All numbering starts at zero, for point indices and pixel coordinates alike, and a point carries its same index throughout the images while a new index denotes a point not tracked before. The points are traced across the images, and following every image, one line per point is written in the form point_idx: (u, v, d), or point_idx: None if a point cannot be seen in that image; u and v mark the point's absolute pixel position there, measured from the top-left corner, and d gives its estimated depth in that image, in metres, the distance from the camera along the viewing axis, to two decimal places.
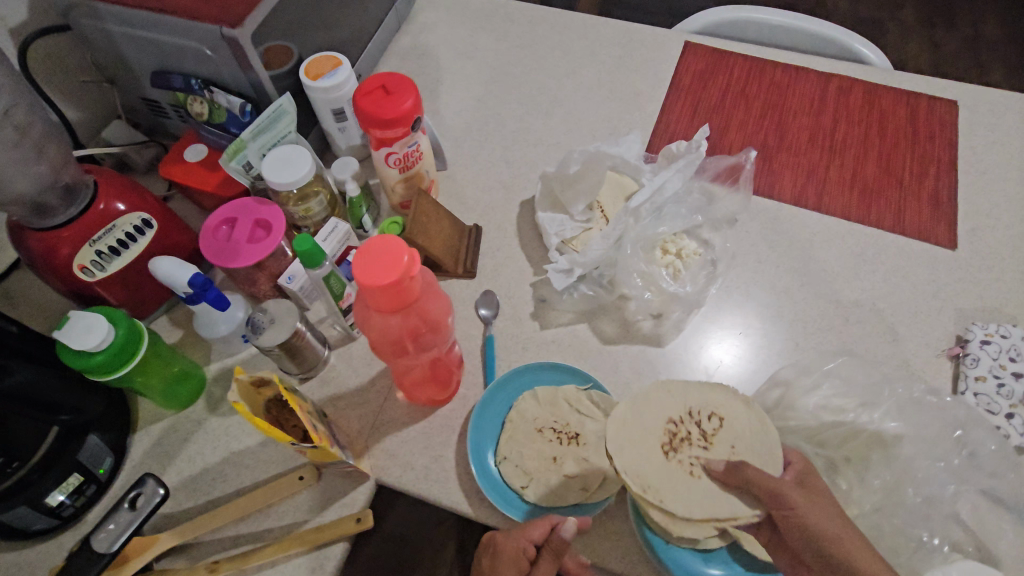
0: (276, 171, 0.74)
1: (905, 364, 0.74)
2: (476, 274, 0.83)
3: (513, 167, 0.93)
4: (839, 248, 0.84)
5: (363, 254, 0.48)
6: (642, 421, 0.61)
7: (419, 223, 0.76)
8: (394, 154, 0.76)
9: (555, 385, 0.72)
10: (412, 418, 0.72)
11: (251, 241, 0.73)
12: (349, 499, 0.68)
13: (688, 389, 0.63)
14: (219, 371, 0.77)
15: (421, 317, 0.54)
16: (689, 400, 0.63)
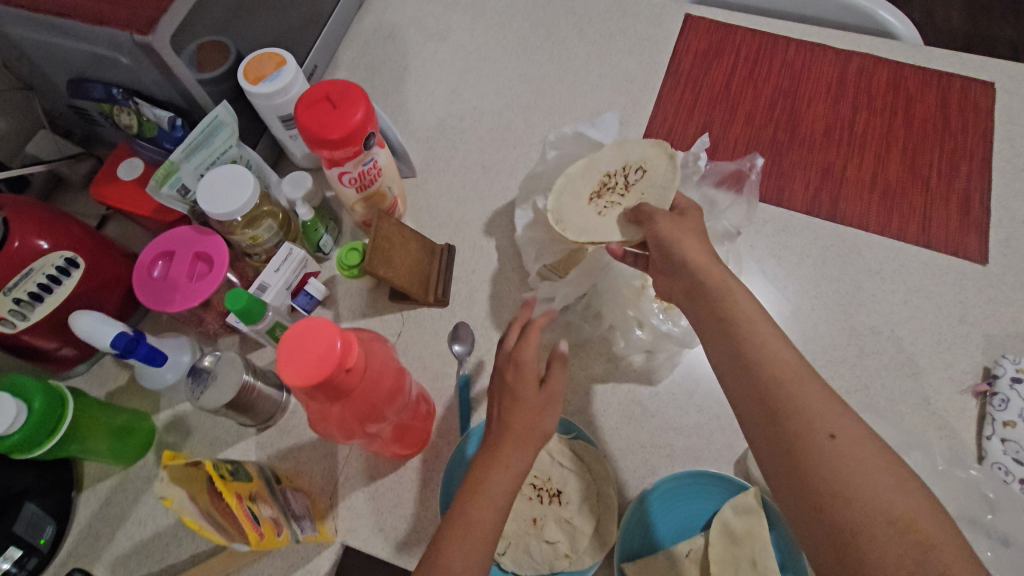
0: (213, 198, 0.65)
1: (924, 403, 0.67)
2: (449, 301, 0.75)
3: (491, 175, 0.84)
4: (855, 265, 0.75)
5: (286, 347, 0.40)
6: (578, 180, 0.68)
7: (381, 250, 0.67)
8: (348, 174, 0.66)
9: None
10: (380, 472, 0.66)
11: (191, 279, 0.65)
12: (313, 565, 0.62)
13: (632, 144, 0.67)
14: (169, 419, 0.70)
15: (370, 399, 0.46)
16: (627, 155, 0.67)
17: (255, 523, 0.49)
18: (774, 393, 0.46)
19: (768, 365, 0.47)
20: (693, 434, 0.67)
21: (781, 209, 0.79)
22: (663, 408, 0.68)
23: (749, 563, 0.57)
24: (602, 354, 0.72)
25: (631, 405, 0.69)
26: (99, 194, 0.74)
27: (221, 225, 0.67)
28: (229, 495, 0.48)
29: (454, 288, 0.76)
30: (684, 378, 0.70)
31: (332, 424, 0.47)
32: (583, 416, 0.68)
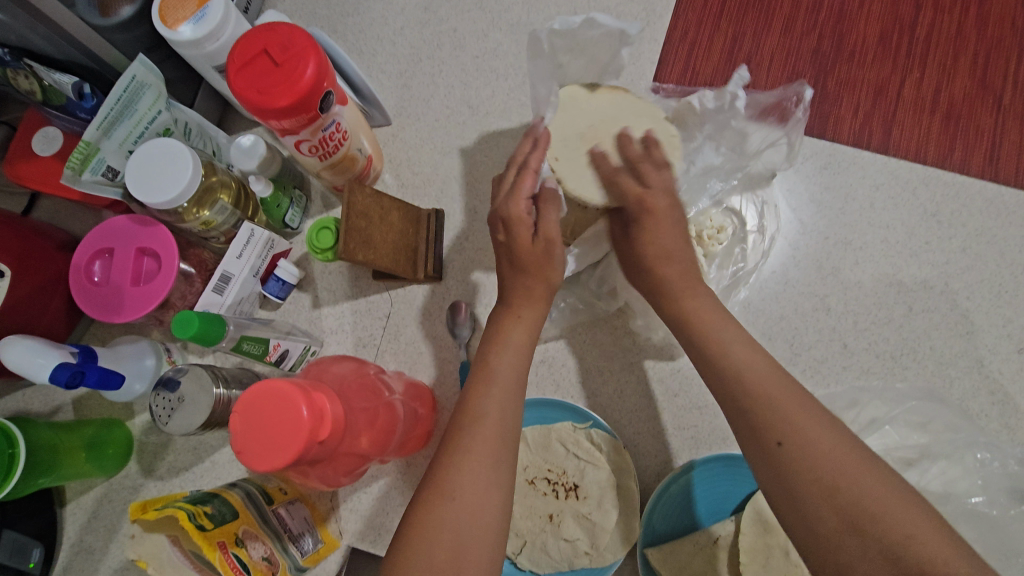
0: (146, 184, 0.53)
1: (977, 365, 0.60)
2: (442, 275, 0.66)
3: (480, 116, 0.71)
4: (908, 206, 0.65)
5: (245, 419, 0.33)
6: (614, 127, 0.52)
7: (357, 232, 0.57)
8: (307, 143, 0.54)
9: (546, 423, 0.61)
10: (381, 470, 0.61)
11: (138, 283, 0.56)
12: (320, 568, 0.59)
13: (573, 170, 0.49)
14: (147, 424, 0.64)
15: (355, 449, 0.40)
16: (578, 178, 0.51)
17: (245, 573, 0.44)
18: (750, 419, 0.41)
19: (752, 389, 0.42)
20: (718, 413, 0.61)
21: (826, 142, 0.67)
22: (685, 385, 0.62)
23: (781, 552, 0.54)
24: (616, 327, 0.64)
25: (650, 384, 0.62)
26: (16, 174, 0.62)
27: (168, 214, 0.57)
28: (210, 550, 0.42)
29: (445, 258, 0.67)
30: None
31: (315, 477, 0.41)
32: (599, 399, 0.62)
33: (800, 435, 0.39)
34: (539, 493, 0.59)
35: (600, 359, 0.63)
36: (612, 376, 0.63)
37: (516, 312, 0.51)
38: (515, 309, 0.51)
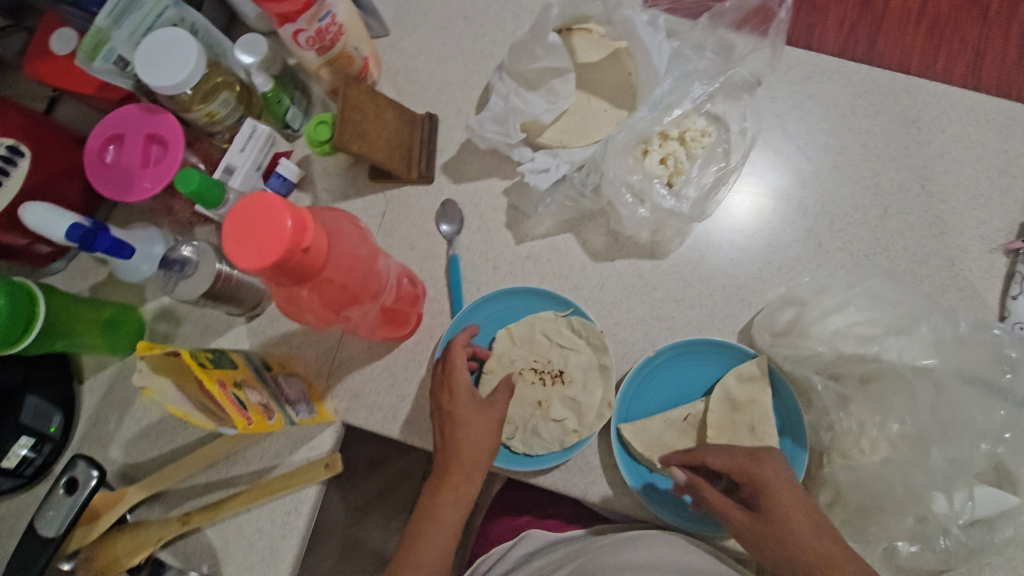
0: (151, 67, 0.56)
1: (948, 264, 0.62)
2: (435, 177, 0.69)
3: (475, 27, 0.73)
4: (888, 113, 0.66)
5: (233, 229, 0.35)
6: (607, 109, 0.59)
7: (352, 124, 0.60)
8: (306, 33, 0.57)
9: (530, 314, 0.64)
10: (374, 354, 0.65)
11: (146, 166, 0.60)
12: (316, 443, 0.63)
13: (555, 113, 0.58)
14: (158, 310, 0.68)
15: (342, 283, 0.43)
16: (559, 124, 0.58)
17: (241, 409, 0.48)
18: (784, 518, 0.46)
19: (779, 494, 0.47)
20: (695, 306, 0.63)
21: (810, 52, 0.68)
22: (666, 281, 0.64)
23: (746, 428, 0.56)
24: (600, 226, 0.66)
25: (631, 280, 0.65)
26: (34, 72, 0.64)
27: (172, 101, 0.60)
28: (209, 382, 0.46)
29: (439, 161, 0.70)
30: (690, 250, 0.65)
31: (307, 312, 0.44)
32: (581, 292, 0.65)
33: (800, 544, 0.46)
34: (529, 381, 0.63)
35: (585, 257, 0.66)
36: (596, 273, 0.65)
37: (445, 394, 0.55)
38: (441, 387, 0.56)
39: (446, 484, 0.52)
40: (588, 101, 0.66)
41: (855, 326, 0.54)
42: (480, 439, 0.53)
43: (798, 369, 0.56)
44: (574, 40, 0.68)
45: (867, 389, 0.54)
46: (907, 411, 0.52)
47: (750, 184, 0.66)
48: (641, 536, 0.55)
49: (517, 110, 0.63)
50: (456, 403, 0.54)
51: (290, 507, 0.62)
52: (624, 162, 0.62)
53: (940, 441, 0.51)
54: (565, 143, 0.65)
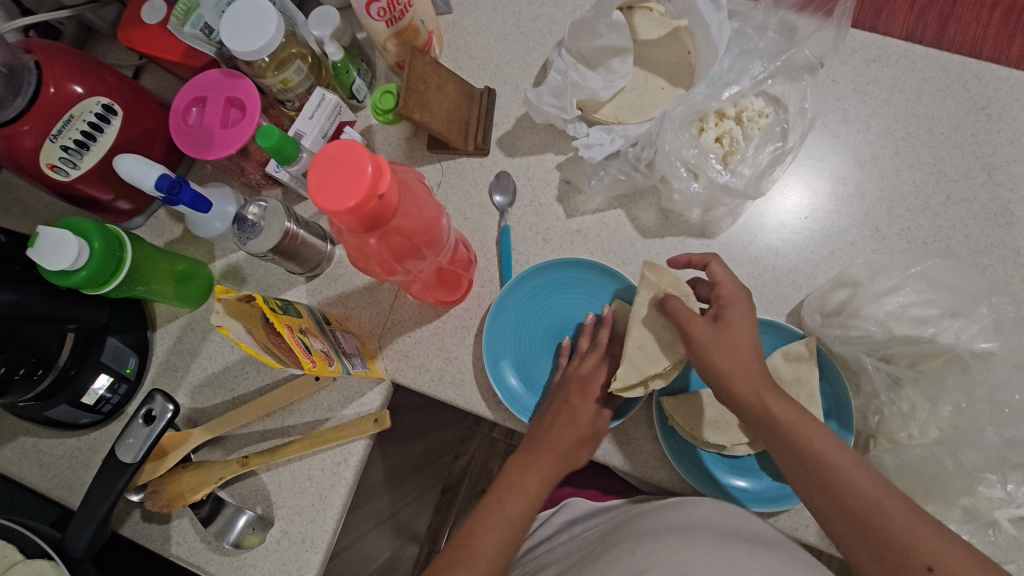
0: (234, 33, 0.60)
1: (1013, 255, 0.60)
2: (490, 150, 0.71)
3: (535, 6, 0.75)
4: (956, 99, 0.65)
5: (316, 173, 0.38)
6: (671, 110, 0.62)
7: (415, 93, 0.63)
8: (377, 4, 0.61)
9: (572, 283, 0.65)
10: (425, 317, 0.67)
11: (225, 127, 0.64)
12: (367, 398, 0.66)
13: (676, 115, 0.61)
14: (225, 268, 0.73)
15: (405, 233, 0.46)
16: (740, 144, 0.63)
17: (307, 352, 0.52)
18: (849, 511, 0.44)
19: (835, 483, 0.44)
20: (744, 285, 0.63)
21: (876, 35, 0.67)
22: (715, 260, 0.65)
23: None
24: (650, 203, 0.67)
25: (680, 258, 0.65)
26: (127, 39, 0.68)
27: (250, 67, 0.64)
28: (280, 326, 0.50)
29: (495, 135, 0.72)
30: (742, 230, 0.65)
31: (376, 262, 0.48)
32: (629, 267, 0.66)
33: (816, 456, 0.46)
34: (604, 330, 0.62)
35: (634, 233, 0.66)
36: (645, 248, 0.66)
37: (577, 394, 0.59)
38: (575, 385, 0.60)
39: (536, 463, 0.56)
40: (645, 79, 0.67)
41: (909, 308, 0.53)
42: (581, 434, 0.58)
43: (848, 349, 0.56)
44: (635, 18, 0.69)
45: (919, 374, 0.53)
46: (959, 398, 0.52)
47: (806, 169, 0.66)
48: (697, 499, 0.55)
49: (576, 84, 0.64)
50: (582, 402, 0.59)
51: (340, 457, 0.65)
52: (681, 136, 0.62)
53: (995, 434, 0.50)
54: (620, 120, 0.66)
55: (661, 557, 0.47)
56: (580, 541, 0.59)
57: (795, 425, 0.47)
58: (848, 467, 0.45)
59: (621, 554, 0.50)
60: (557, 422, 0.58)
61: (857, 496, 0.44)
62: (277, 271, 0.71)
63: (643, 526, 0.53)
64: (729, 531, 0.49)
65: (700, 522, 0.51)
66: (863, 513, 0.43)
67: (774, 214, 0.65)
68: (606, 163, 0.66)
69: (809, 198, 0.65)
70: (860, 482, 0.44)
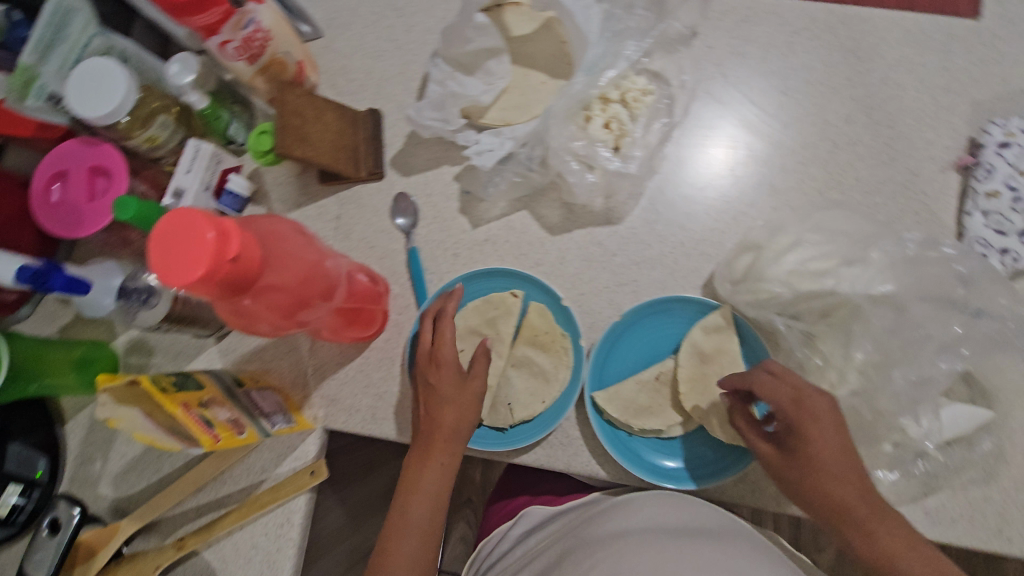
0: (83, 99, 0.56)
1: (902, 190, 0.62)
2: (385, 173, 0.69)
3: (407, 18, 0.73)
4: (827, 47, 0.66)
5: (158, 246, 0.36)
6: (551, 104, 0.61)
7: (292, 129, 0.59)
8: (232, 43, 0.57)
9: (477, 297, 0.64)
10: (346, 356, 0.65)
11: (92, 200, 0.60)
12: (300, 451, 0.64)
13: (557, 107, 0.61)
14: (129, 344, 0.68)
15: (282, 286, 0.44)
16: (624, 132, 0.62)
17: (207, 429, 0.49)
18: (855, 533, 0.46)
19: (854, 510, 0.46)
20: (658, 265, 0.63)
21: None
22: (625, 245, 0.64)
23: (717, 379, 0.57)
24: (552, 199, 0.66)
25: (591, 249, 0.64)
26: None
27: (111, 130, 0.59)
28: (172, 407, 0.46)
29: (387, 157, 0.70)
30: (646, 211, 0.65)
31: (261, 323, 0.45)
32: (543, 268, 0.65)
33: (838, 482, 0.47)
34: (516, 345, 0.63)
35: (542, 231, 0.66)
36: (555, 245, 0.65)
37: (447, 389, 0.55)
38: (441, 360, 0.56)
39: (432, 455, 0.54)
40: (524, 76, 0.65)
41: (809, 262, 0.54)
42: (465, 415, 0.55)
43: (761, 312, 0.56)
44: (505, 16, 0.68)
45: (829, 325, 0.54)
46: (869, 342, 0.53)
47: (698, 139, 0.66)
48: (641, 495, 0.57)
49: (454, 94, 0.64)
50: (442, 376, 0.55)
51: (283, 518, 0.62)
52: (567, 128, 0.61)
53: (905, 368, 0.51)
54: (508, 122, 0.63)
55: (606, 565, 0.47)
56: (536, 550, 0.59)
57: (802, 444, 0.48)
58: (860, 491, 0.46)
59: (570, 565, 0.50)
60: (438, 409, 0.55)
61: (848, 504, 0.46)
62: (184, 337, 0.67)
63: (592, 534, 0.53)
64: (672, 527, 0.50)
65: (645, 522, 0.52)
66: (866, 536, 0.45)
67: (673, 189, 0.65)
68: (500, 167, 0.65)
69: (704, 167, 0.65)
70: (861, 500, 0.46)
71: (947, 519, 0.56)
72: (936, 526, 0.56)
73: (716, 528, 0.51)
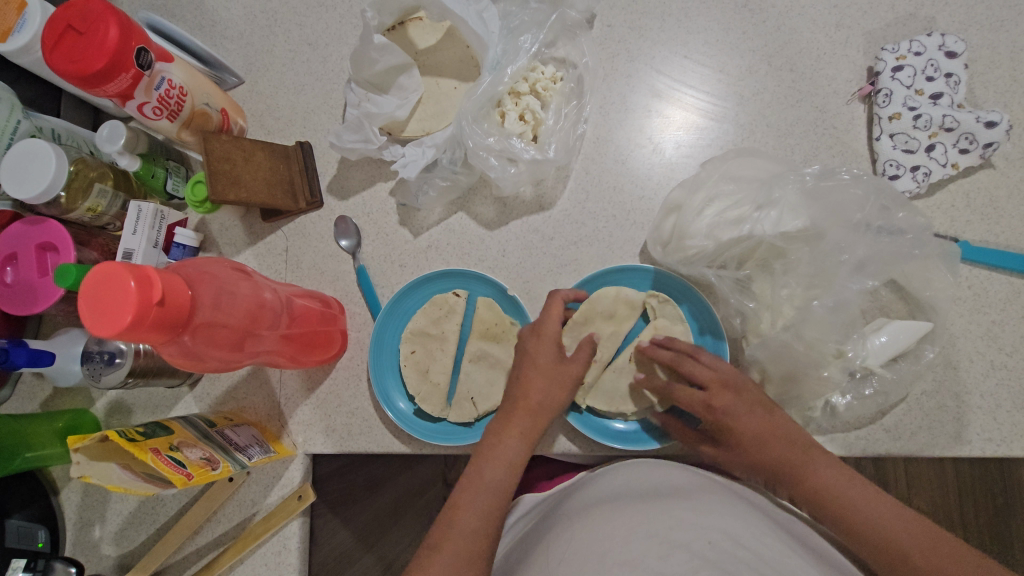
0: (19, 182, 0.59)
1: (813, 127, 0.65)
2: (324, 199, 0.72)
3: (320, 49, 0.75)
4: (720, 5, 0.68)
5: (87, 303, 0.39)
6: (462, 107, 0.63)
7: (222, 174, 0.61)
8: (149, 104, 0.60)
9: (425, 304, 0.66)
10: (315, 381, 0.67)
11: (44, 275, 0.63)
12: (286, 479, 0.66)
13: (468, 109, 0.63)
14: (108, 406, 0.70)
15: (220, 323, 0.46)
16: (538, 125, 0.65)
17: (180, 467, 0.50)
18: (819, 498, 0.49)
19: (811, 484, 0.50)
20: (594, 241, 0.66)
21: None
22: (560, 227, 0.67)
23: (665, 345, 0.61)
24: (484, 196, 0.68)
25: (529, 238, 0.67)
26: None
27: (54, 207, 0.62)
28: (141, 453, 0.49)
29: (323, 184, 0.72)
30: (575, 191, 0.67)
31: (209, 362, 0.47)
32: (487, 263, 0.67)
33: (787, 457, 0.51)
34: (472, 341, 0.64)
35: (480, 229, 0.68)
36: (494, 239, 0.67)
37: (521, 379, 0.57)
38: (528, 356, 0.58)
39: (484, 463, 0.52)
40: (437, 85, 0.69)
41: (725, 212, 0.57)
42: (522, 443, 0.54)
43: (692, 269, 0.59)
44: (409, 31, 0.70)
45: (755, 266, 0.57)
46: (793, 279, 0.56)
47: (614, 117, 0.68)
48: (620, 466, 0.58)
49: (370, 113, 0.65)
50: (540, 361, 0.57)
51: (280, 545, 0.64)
52: (480, 127, 0.64)
53: (835, 299, 0.54)
54: (428, 130, 0.68)
55: (583, 528, 0.48)
56: (519, 529, 0.60)
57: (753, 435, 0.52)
58: (815, 466, 0.50)
59: (550, 536, 0.51)
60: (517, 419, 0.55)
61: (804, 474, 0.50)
62: (159, 390, 0.70)
63: (570, 506, 0.54)
64: (649, 491, 0.51)
65: (623, 489, 0.53)
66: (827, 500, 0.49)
67: (598, 168, 0.67)
68: (428, 174, 0.67)
69: (626, 142, 0.67)
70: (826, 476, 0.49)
71: (906, 433, 0.58)
72: (897, 441, 0.58)
73: (692, 487, 0.52)
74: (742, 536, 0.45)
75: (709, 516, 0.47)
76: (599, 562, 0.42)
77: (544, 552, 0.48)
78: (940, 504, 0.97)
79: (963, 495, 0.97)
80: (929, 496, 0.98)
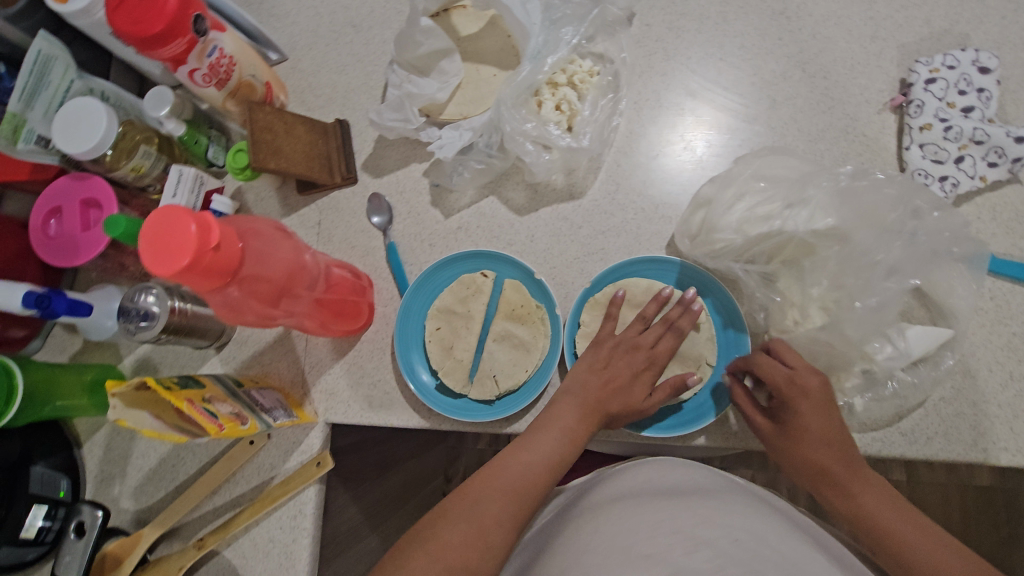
0: (71, 137, 0.61)
1: (844, 134, 0.66)
2: (358, 176, 0.73)
3: (364, 32, 0.77)
4: (758, 11, 0.70)
5: (146, 245, 0.41)
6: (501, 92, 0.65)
7: (265, 143, 0.62)
8: (199, 71, 0.62)
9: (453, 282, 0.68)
10: (340, 351, 0.69)
11: (87, 229, 0.65)
12: (305, 445, 0.67)
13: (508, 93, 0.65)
14: (135, 364, 0.72)
15: (264, 276, 0.48)
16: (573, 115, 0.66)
17: (212, 419, 0.52)
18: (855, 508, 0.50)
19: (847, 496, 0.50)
20: (623, 232, 0.67)
21: None
22: (590, 217, 0.68)
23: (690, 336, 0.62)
24: (517, 181, 0.70)
25: (557, 225, 0.68)
26: None
27: (99, 164, 0.64)
28: (177, 402, 0.50)
29: (358, 161, 0.74)
30: (606, 182, 0.68)
31: (247, 315, 0.49)
32: (515, 247, 0.69)
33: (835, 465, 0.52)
34: (497, 320, 0.65)
35: (510, 214, 0.69)
36: (524, 224, 0.69)
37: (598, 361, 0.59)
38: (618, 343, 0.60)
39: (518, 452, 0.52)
40: (476, 71, 0.71)
41: (755, 209, 0.58)
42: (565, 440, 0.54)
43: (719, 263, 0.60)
44: (453, 19, 0.72)
45: (782, 263, 0.58)
46: (820, 278, 0.57)
47: (648, 113, 0.70)
48: (644, 465, 0.59)
49: (412, 95, 0.67)
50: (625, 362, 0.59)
51: (295, 509, 0.65)
52: (518, 112, 0.65)
53: (860, 299, 0.55)
54: (465, 114, 0.69)
55: (608, 522, 0.48)
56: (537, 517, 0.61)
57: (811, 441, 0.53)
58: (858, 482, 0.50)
59: (573, 526, 0.51)
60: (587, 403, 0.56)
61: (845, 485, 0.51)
62: (186, 351, 0.72)
63: (592, 498, 0.55)
64: (676, 490, 0.52)
65: (648, 487, 0.53)
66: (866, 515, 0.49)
67: (630, 161, 0.68)
68: (463, 157, 0.69)
69: (659, 138, 0.69)
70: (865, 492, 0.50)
71: (922, 438, 0.58)
72: (912, 445, 0.58)
73: (716, 490, 0.53)
74: (767, 536, 0.46)
75: (731, 516, 0.48)
76: (624, 554, 0.43)
77: (569, 542, 0.48)
78: (944, 522, 0.98)
79: (968, 512, 0.98)
80: (934, 511, 0.98)
